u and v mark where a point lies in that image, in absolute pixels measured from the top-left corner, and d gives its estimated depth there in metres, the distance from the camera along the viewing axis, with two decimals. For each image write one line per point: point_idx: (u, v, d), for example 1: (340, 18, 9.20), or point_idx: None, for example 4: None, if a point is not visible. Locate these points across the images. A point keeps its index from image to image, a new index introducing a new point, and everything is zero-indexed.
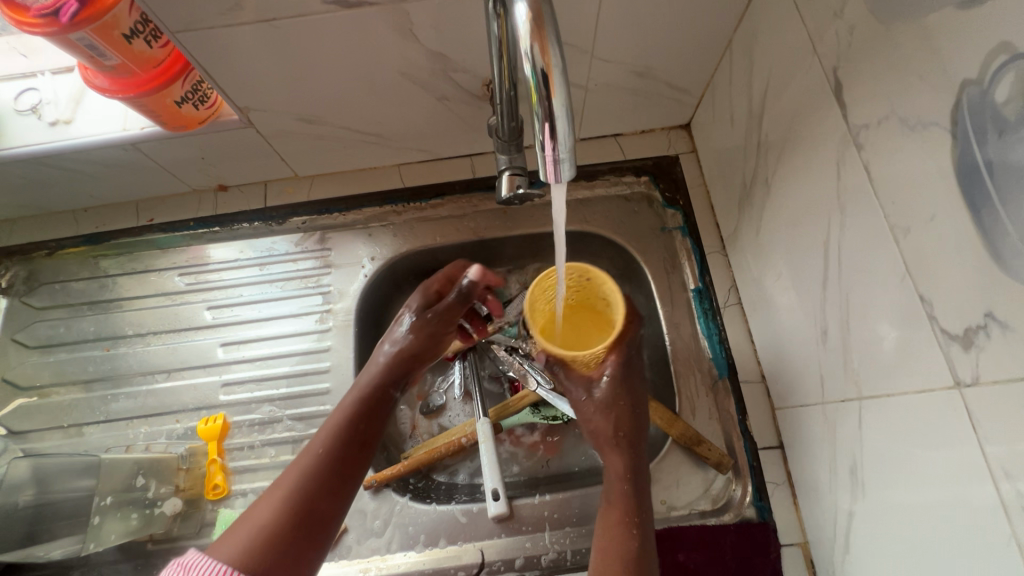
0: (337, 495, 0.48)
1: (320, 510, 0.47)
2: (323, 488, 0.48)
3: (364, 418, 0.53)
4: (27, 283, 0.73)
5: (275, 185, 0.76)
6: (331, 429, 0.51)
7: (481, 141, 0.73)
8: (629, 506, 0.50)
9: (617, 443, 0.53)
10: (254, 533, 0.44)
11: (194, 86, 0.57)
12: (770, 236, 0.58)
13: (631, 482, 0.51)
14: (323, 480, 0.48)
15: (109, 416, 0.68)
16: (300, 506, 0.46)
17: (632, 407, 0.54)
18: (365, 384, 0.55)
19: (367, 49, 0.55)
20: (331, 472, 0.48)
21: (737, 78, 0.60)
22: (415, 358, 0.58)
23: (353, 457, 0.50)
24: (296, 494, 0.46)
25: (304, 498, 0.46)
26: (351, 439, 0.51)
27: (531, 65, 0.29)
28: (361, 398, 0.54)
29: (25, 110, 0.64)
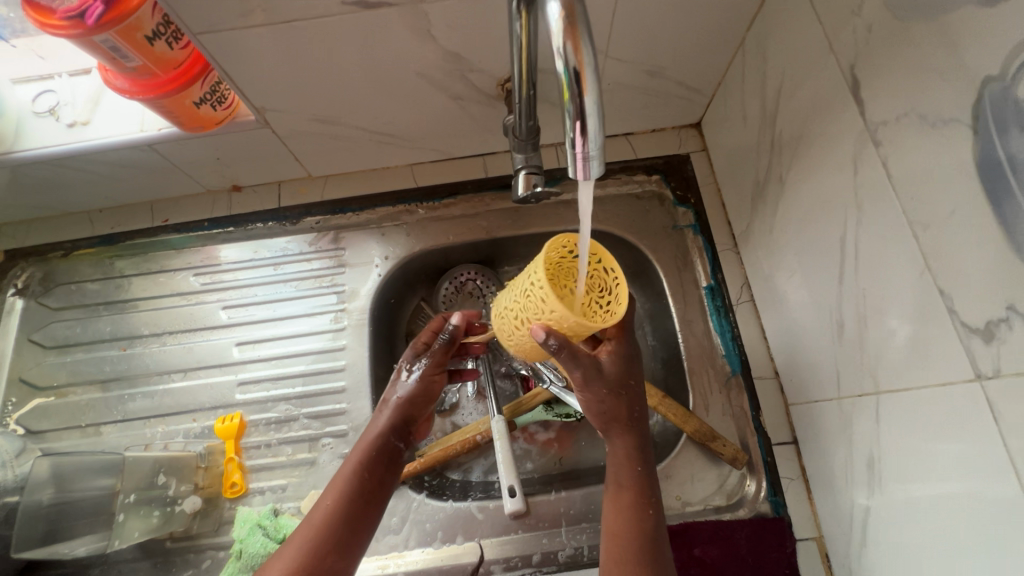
0: (348, 551, 0.48)
1: (331, 567, 0.46)
2: (334, 545, 0.47)
3: (372, 469, 0.52)
4: (43, 283, 0.74)
5: (289, 185, 0.76)
6: (341, 487, 0.50)
7: (493, 141, 0.73)
8: (642, 487, 0.51)
9: (626, 422, 0.52)
10: None
11: (213, 88, 0.57)
12: (784, 233, 0.58)
13: (642, 463, 0.52)
14: (334, 536, 0.48)
15: (126, 415, 0.68)
16: (311, 566, 0.46)
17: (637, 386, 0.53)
18: (372, 435, 0.54)
19: (385, 49, 0.56)
20: (341, 530, 0.48)
21: (750, 76, 0.60)
22: (415, 407, 0.55)
23: (363, 512, 0.50)
24: (309, 552, 0.46)
25: (315, 558, 0.46)
26: (360, 495, 0.50)
27: (563, 62, 0.29)
28: (369, 453, 0.52)
29: (43, 112, 0.64)
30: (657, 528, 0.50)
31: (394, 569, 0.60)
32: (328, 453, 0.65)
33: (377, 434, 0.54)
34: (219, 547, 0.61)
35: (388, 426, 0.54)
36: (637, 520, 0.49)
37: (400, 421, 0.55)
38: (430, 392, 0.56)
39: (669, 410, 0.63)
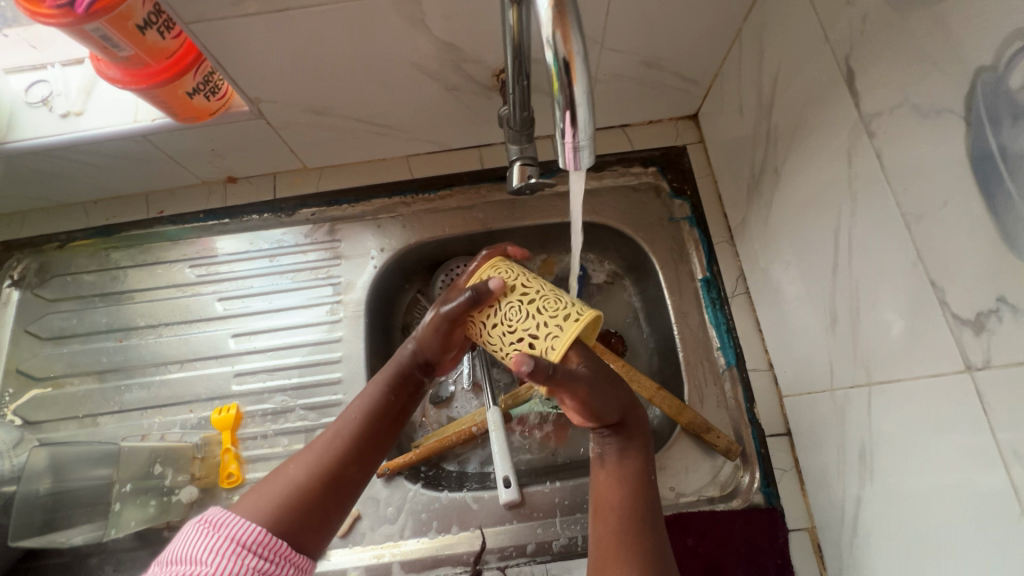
0: (365, 463, 0.48)
1: (347, 477, 0.46)
2: (354, 453, 0.47)
3: (395, 390, 0.52)
4: (39, 275, 0.74)
5: (284, 176, 0.76)
6: (362, 401, 0.50)
7: (489, 132, 0.73)
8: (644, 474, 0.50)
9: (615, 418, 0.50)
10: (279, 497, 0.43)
11: (206, 78, 0.57)
12: (780, 225, 0.58)
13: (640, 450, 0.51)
14: (355, 446, 0.47)
15: (123, 406, 0.69)
16: (328, 472, 0.45)
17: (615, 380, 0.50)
18: (399, 360, 0.53)
19: (379, 40, 0.55)
20: (361, 441, 0.48)
21: (747, 67, 0.60)
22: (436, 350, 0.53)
23: (383, 427, 0.50)
24: (329, 458, 0.46)
25: (334, 465, 0.46)
26: (382, 412, 0.50)
27: (553, 52, 0.29)
28: (393, 374, 0.52)
29: (36, 102, 0.64)
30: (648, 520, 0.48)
31: (390, 559, 0.60)
32: None
33: (403, 360, 0.53)
34: None
35: (413, 356, 0.53)
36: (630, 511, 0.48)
37: (424, 356, 0.53)
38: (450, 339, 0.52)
39: (664, 401, 0.63)
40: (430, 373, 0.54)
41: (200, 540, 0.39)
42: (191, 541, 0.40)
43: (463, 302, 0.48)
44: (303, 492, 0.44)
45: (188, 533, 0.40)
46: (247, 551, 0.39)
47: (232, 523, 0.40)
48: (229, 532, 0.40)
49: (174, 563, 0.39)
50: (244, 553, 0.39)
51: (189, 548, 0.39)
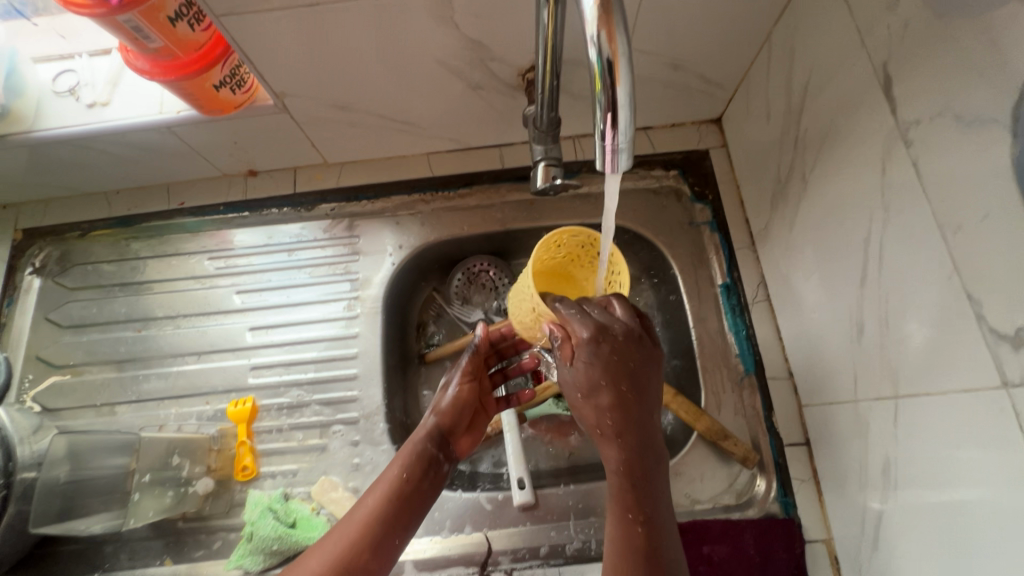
0: (384, 551, 0.48)
1: (366, 567, 0.46)
2: (373, 540, 0.47)
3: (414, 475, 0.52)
4: (60, 263, 0.74)
5: (305, 170, 0.76)
6: (381, 489, 0.51)
7: (511, 131, 0.73)
8: (627, 499, 0.43)
9: (609, 432, 0.44)
10: None
11: (233, 70, 0.57)
12: (805, 232, 0.58)
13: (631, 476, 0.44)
14: (373, 534, 0.48)
15: (140, 395, 0.69)
16: (347, 561, 0.46)
17: (621, 380, 0.43)
18: (418, 443, 0.55)
19: (406, 37, 0.55)
20: (381, 527, 0.48)
21: (776, 71, 0.59)
22: (452, 420, 0.57)
23: (400, 514, 0.50)
24: (347, 546, 0.46)
25: (351, 554, 0.46)
26: (400, 497, 0.51)
27: (597, 52, 0.29)
28: (412, 458, 0.53)
29: (63, 92, 0.65)
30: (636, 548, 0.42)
31: (402, 557, 0.60)
32: (339, 440, 0.65)
33: (421, 440, 0.55)
34: (229, 528, 0.62)
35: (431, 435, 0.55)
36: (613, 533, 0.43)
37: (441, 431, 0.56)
38: (464, 404, 0.58)
39: (681, 407, 0.62)
40: (446, 450, 0.56)
41: None
42: None
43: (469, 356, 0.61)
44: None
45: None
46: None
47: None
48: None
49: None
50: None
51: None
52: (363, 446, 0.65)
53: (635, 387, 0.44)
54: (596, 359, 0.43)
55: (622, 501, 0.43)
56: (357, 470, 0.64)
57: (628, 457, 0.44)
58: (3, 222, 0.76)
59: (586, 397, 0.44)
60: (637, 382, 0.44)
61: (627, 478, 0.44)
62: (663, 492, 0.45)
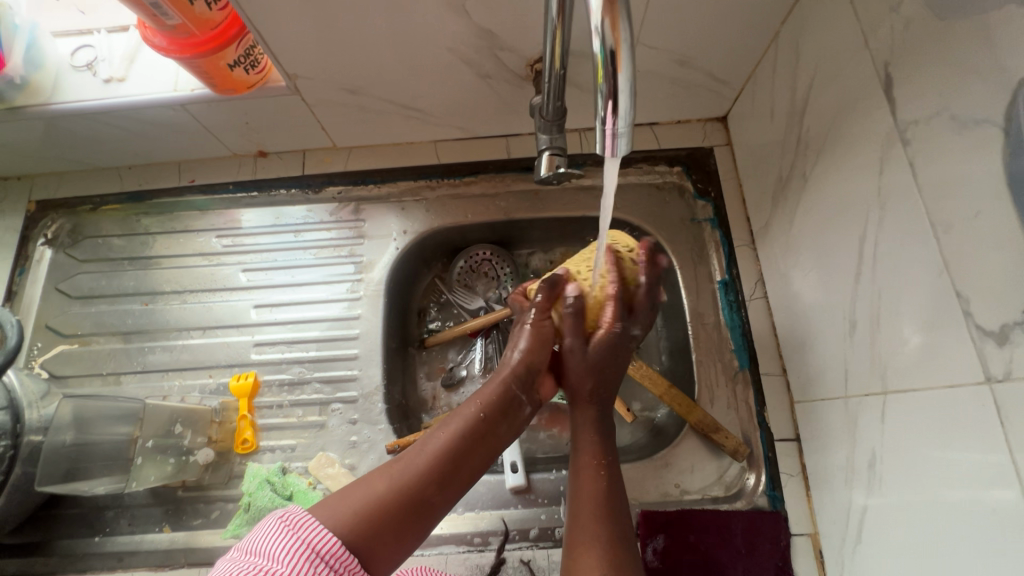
0: (448, 489, 0.45)
1: (429, 502, 0.43)
2: (440, 476, 0.44)
3: (491, 415, 0.49)
4: (71, 235, 0.76)
5: (314, 153, 0.77)
6: (456, 424, 0.47)
7: (518, 122, 0.73)
8: (597, 449, 0.51)
9: (591, 397, 0.53)
10: (354, 514, 0.40)
11: (246, 50, 0.58)
12: (804, 230, 0.59)
13: (607, 468, 0.50)
14: (443, 469, 0.44)
15: (145, 367, 0.71)
16: (413, 490, 0.43)
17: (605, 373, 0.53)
18: (502, 380, 0.51)
19: (417, 23, 0.56)
20: (450, 463, 0.45)
21: (782, 70, 0.60)
22: (538, 365, 0.53)
23: (474, 451, 0.47)
24: (416, 476, 0.43)
25: (418, 485, 0.43)
26: (475, 434, 0.47)
27: (600, 41, 0.29)
28: (492, 397, 0.50)
29: (81, 66, 0.66)
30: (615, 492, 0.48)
31: None
32: (337, 418, 0.67)
33: (505, 379, 0.51)
34: (228, 499, 0.64)
35: (514, 373, 0.52)
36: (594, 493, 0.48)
37: (526, 374, 0.52)
38: (547, 337, 0.54)
39: (674, 400, 0.64)
40: (529, 393, 0.52)
41: (277, 538, 0.37)
42: (268, 539, 0.37)
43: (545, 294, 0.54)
44: (381, 511, 0.41)
45: (267, 526, 0.38)
46: (321, 560, 0.36)
47: (310, 526, 0.38)
48: (306, 535, 0.37)
49: (248, 551, 0.37)
50: (318, 561, 0.36)
51: (265, 542, 0.37)
52: (361, 425, 0.66)
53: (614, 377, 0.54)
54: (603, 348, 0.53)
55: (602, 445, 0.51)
56: (354, 448, 0.65)
57: (601, 416, 0.54)
58: (18, 193, 0.77)
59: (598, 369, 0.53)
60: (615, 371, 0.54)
61: (604, 433, 0.52)
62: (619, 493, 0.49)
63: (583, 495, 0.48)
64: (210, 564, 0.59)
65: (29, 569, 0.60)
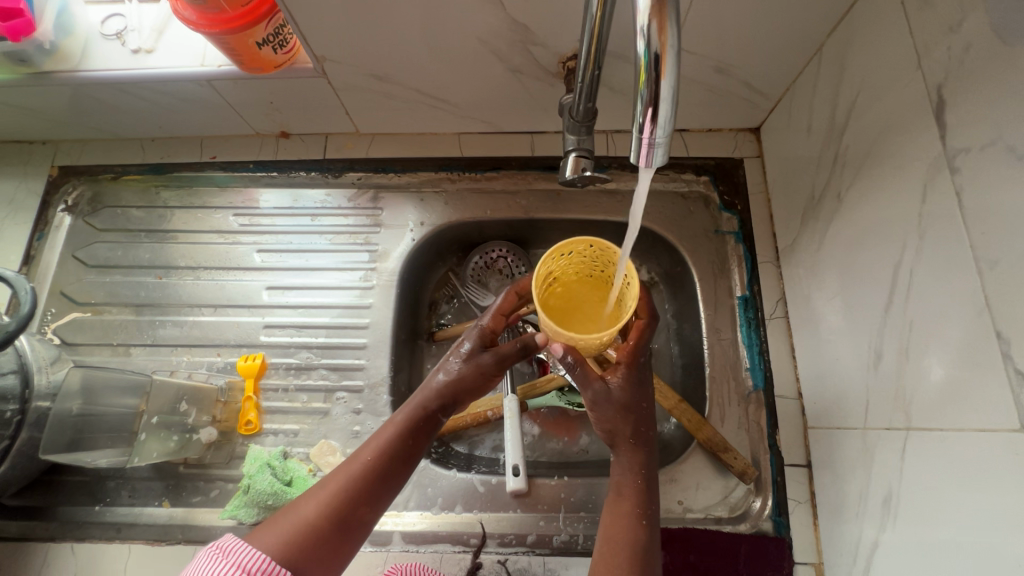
0: (376, 502, 0.47)
1: (356, 518, 0.45)
2: (366, 494, 0.46)
3: (411, 434, 0.50)
4: (91, 203, 0.76)
5: (336, 137, 0.77)
6: (379, 443, 0.49)
7: (545, 119, 0.72)
8: (639, 499, 0.48)
9: (632, 440, 0.50)
10: (284, 540, 0.42)
11: (276, 30, 0.57)
12: (832, 252, 0.57)
13: (647, 520, 0.48)
14: (369, 487, 0.46)
15: (155, 340, 0.71)
16: (341, 510, 0.45)
17: (639, 412, 0.51)
18: (419, 398, 0.52)
19: (452, 14, 0.55)
20: (374, 481, 0.47)
21: (823, 84, 0.57)
22: (466, 389, 0.52)
23: (398, 468, 0.48)
24: (341, 496, 0.45)
25: (347, 505, 0.45)
26: (396, 448, 0.49)
27: (645, 43, 0.27)
28: (413, 413, 0.51)
29: (110, 35, 0.65)
30: (640, 548, 0.46)
31: (391, 528, 0.61)
32: (341, 406, 0.66)
33: (425, 398, 0.51)
34: (228, 479, 0.64)
35: (438, 390, 0.52)
36: (618, 544, 0.46)
37: (452, 395, 0.52)
38: (487, 369, 0.53)
39: (684, 415, 0.63)
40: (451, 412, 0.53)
41: (209, 565, 0.39)
42: (201, 567, 0.40)
43: (513, 349, 0.53)
44: (311, 533, 0.43)
45: (200, 558, 0.41)
46: None
47: (241, 551, 0.40)
48: (237, 559, 0.40)
49: None
50: None
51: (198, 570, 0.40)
52: (365, 416, 0.66)
53: (646, 417, 0.51)
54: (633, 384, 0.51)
55: (640, 494, 0.49)
56: (356, 438, 0.65)
57: (642, 458, 0.50)
58: (42, 157, 0.78)
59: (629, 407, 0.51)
60: (646, 413, 0.51)
61: (643, 477, 0.49)
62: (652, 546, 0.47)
63: (619, 549, 0.46)
64: (206, 542, 0.60)
65: (29, 532, 0.61)
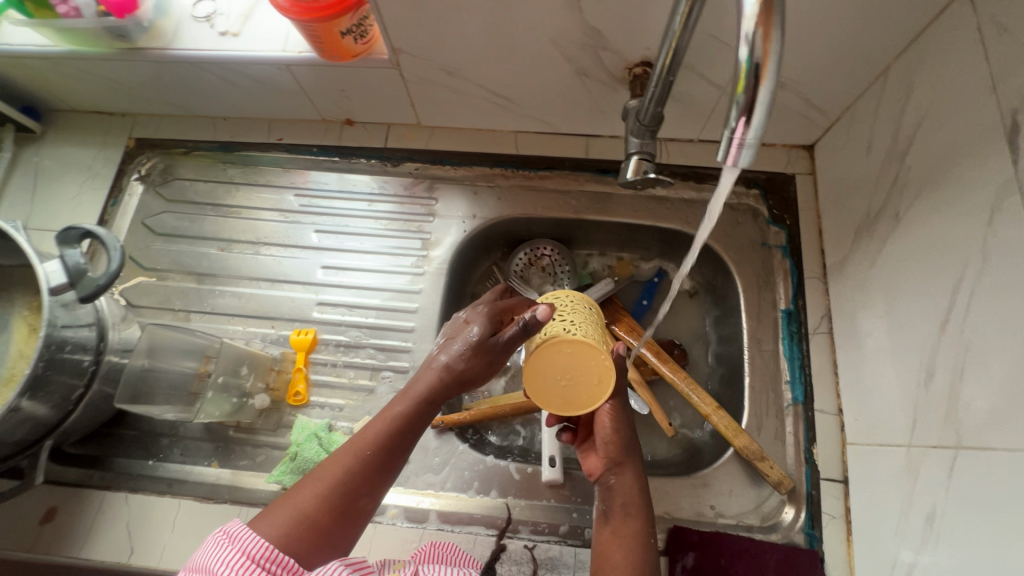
0: (373, 493, 0.49)
1: (356, 508, 0.48)
2: (364, 485, 0.49)
3: (408, 426, 0.52)
4: (162, 175, 0.80)
5: (398, 128, 0.79)
6: (374, 436, 0.50)
7: (602, 124, 0.74)
8: (645, 515, 0.51)
9: (629, 457, 0.54)
10: (290, 528, 0.45)
11: (359, 20, 0.60)
12: (886, 271, 0.57)
13: (654, 537, 0.50)
14: (367, 479, 0.49)
15: (213, 309, 0.74)
16: (340, 501, 0.47)
17: (632, 432, 0.56)
18: (416, 388, 0.53)
19: (530, 15, 0.57)
20: (372, 471, 0.49)
21: (887, 105, 0.58)
22: (467, 374, 0.53)
23: (393, 458, 0.50)
24: (340, 487, 0.48)
25: (344, 495, 0.48)
26: (392, 439, 0.50)
27: (748, 50, 0.29)
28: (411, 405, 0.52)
29: (200, 17, 0.69)
30: (652, 564, 0.48)
31: (428, 506, 0.63)
32: (386, 385, 0.69)
33: (422, 388, 0.53)
34: (275, 446, 0.67)
35: (440, 378, 0.53)
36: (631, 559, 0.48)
37: (452, 380, 0.53)
38: (490, 355, 0.52)
39: (721, 421, 0.65)
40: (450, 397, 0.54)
41: (217, 552, 0.41)
42: (209, 551, 0.41)
43: (516, 332, 0.49)
44: (311, 523, 0.46)
45: (209, 544, 0.42)
46: (259, 565, 0.40)
47: (247, 538, 0.42)
48: (243, 545, 0.41)
49: (194, 569, 0.41)
50: (256, 567, 0.40)
51: (209, 555, 0.41)
52: None
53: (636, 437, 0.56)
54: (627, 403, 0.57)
55: (644, 511, 0.51)
56: None
57: (639, 475, 0.54)
58: (121, 128, 0.82)
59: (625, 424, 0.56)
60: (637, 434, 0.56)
61: (644, 493, 0.53)
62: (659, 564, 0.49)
63: (635, 565, 0.48)
64: (251, 503, 0.62)
65: (87, 480, 0.64)
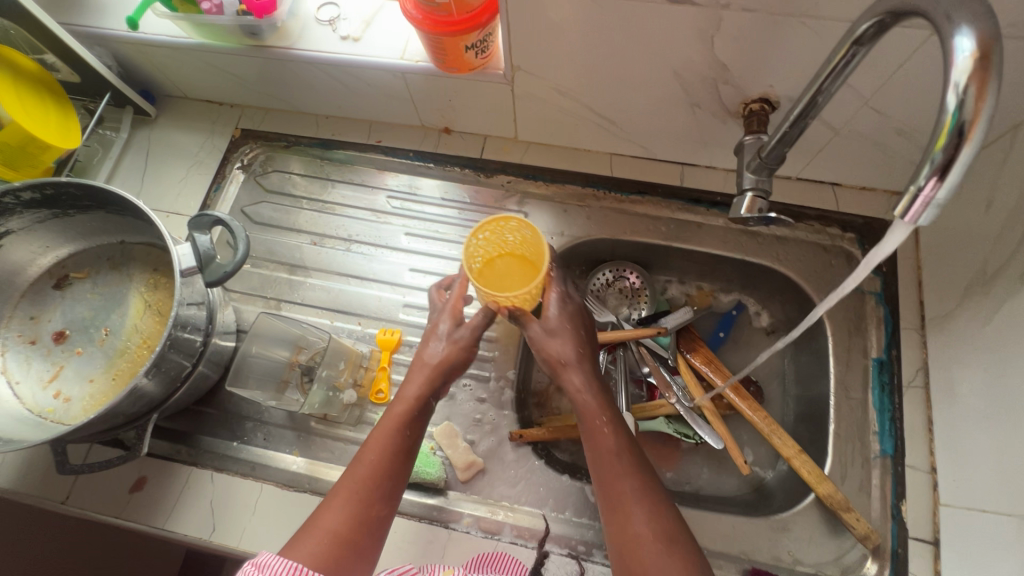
0: (390, 500, 0.52)
1: (375, 517, 0.50)
2: (378, 493, 0.51)
3: (407, 427, 0.55)
4: (263, 166, 0.83)
5: (494, 140, 0.81)
6: (377, 447, 0.53)
7: (702, 154, 0.74)
8: (603, 408, 0.56)
9: (579, 359, 0.59)
10: (321, 546, 0.47)
11: (484, 37, 0.61)
12: (1002, 332, 0.55)
13: (615, 424, 0.55)
14: (381, 487, 0.51)
15: (302, 300, 0.76)
16: (361, 515, 0.49)
17: (582, 335, 0.61)
18: (407, 397, 0.57)
19: (658, 45, 0.57)
20: (385, 479, 0.52)
21: (1016, 162, 0.57)
22: (449, 368, 0.60)
23: (401, 463, 0.53)
24: (356, 500, 0.50)
25: (362, 507, 0.50)
26: (397, 444, 0.54)
27: (958, 110, 0.30)
28: (406, 409, 0.56)
29: (324, 20, 0.72)
30: (632, 458, 0.53)
31: (504, 518, 0.63)
32: (465, 393, 0.71)
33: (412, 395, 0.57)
34: (354, 441, 0.68)
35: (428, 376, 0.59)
36: (613, 461, 0.52)
37: (435, 378, 0.59)
38: (465, 347, 0.61)
39: (805, 465, 0.63)
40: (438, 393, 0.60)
41: None
42: None
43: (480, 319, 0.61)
44: (338, 539, 0.48)
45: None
46: None
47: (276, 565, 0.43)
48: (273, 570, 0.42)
49: None
50: None
51: None
52: (488, 406, 0.70)
53: (587, 339, 0.61)
54: (563, 310, 0.61)
55: (609, 410, 0.56)
56: (476, 425, 0.69)
57: (593, 374, 0.59)
58: (228, 118, 0.86)
59: (558, 334, 0.60)
60: (588, 338, 0.61)
61: (601, 392, 0.57)
62: (642, 458, 0.54)
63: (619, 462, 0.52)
64: None
65: (175, 454, 0.67)
